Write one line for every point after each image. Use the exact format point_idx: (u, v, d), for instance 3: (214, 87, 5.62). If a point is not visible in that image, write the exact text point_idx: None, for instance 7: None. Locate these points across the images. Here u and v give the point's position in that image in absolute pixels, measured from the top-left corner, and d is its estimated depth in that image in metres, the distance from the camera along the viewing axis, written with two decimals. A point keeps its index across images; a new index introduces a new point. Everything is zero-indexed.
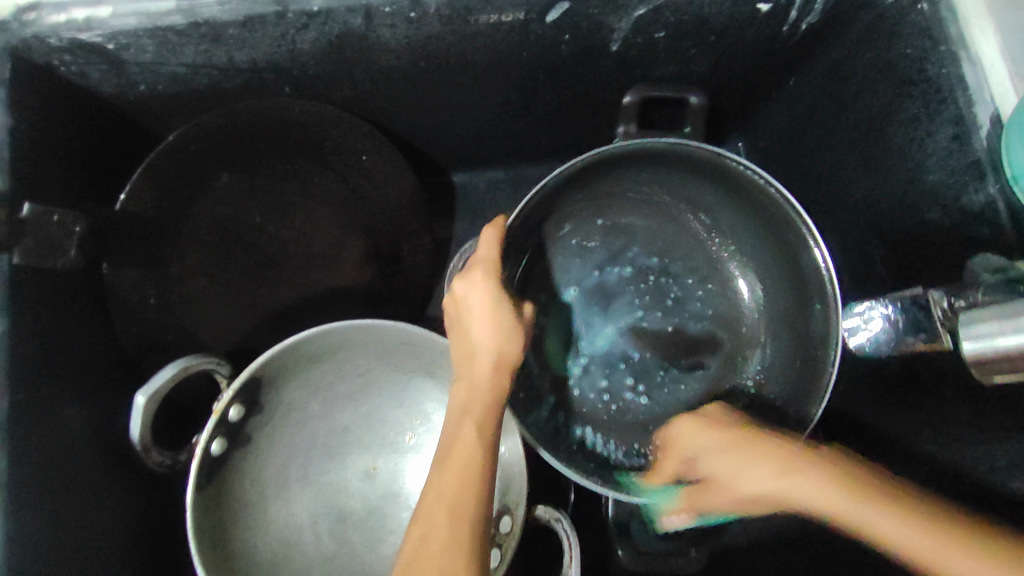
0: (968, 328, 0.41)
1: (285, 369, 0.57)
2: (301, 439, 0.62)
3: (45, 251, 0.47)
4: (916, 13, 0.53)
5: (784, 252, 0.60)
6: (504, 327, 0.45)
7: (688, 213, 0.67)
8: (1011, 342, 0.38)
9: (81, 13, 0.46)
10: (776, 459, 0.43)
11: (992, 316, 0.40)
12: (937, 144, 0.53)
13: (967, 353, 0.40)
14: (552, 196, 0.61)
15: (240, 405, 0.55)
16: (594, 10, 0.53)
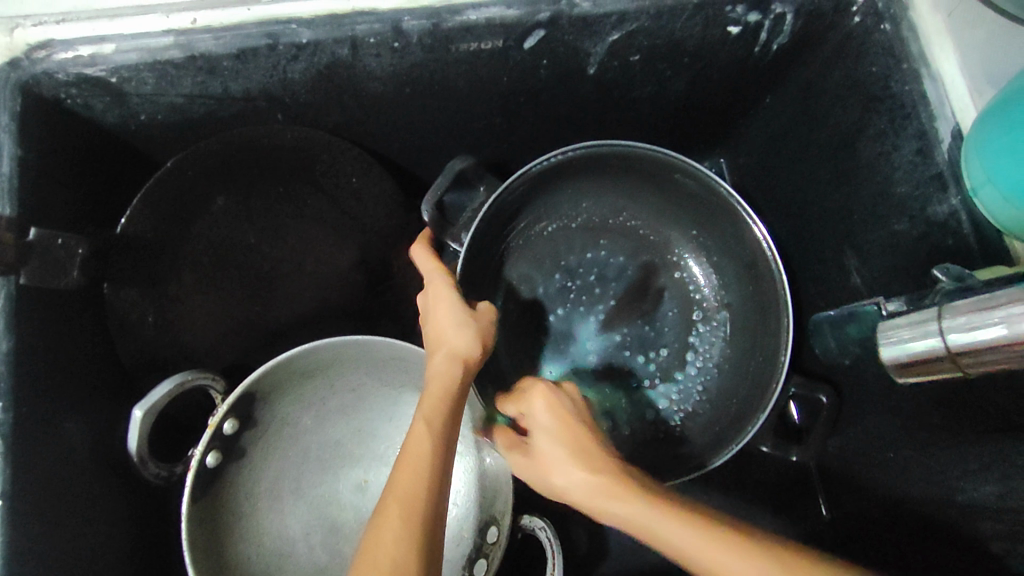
0: (889, 332, 0.44)
1: (281, 384, 0.59)
2: (294, 453, 0.64)
3: (49, 272, 0.49)
4: (879, 33, 0.55)
5: (738, 243, 0.65)
6: (456, 321, 0.50)
7: (627, 213, 0.70)
8: (918, 347, 0.42)
9: (86, 50, 0.49)
10: (596, 473, 0.41)
11: (904, 324, 0.43)
12: (903, 158, 0.55)
13: (886, 357, 0.44)
14: (503, 210, 0.64)
15: (234, 419, 0.57)
16: (569, 36, 0.56)
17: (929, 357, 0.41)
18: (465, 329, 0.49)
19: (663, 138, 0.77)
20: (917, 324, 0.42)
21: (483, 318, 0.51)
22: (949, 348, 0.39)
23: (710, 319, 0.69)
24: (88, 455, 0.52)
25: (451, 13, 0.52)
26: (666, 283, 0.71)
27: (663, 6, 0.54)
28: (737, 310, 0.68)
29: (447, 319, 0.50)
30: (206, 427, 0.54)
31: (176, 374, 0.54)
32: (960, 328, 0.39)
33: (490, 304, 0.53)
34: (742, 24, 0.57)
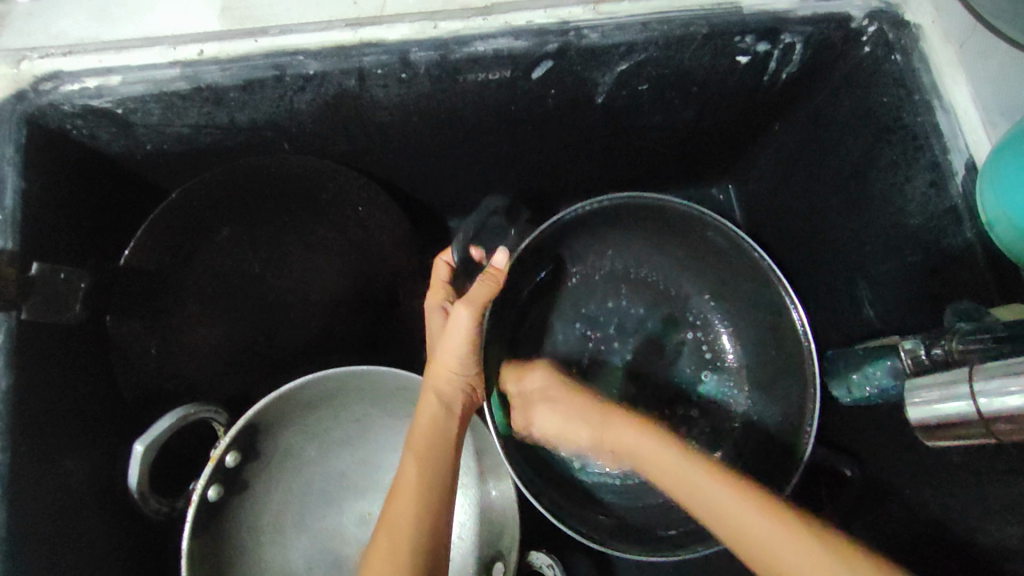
0: (913, 393, 0.42)
1: (284, 415, 0.58)
2: (296, 485, 0.63)
3: (51, 308, 0.49)
4: (890, 63, 0.55)
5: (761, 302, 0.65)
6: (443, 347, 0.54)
7: (651, 268, 0.71)
8: (948, 411, 0.39)
9: (92, 82, 0.49)
10: (716, 472, 0.46)
11: (932, 384, 0.41)
12: (916, 190, 0.55)
13: (913, 417, 0.42)
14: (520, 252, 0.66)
15: (237, 452, 0.56)
16: (577, 67, 0.55)
17: (960, 421, 0.39)
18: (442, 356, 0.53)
19: (671, 165, 0.76)
20: (946, 386, 0.40)
21: (455, 326, 0.53)
22: (980, 413, 0.38)
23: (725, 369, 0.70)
24: (88, 490, 0.51)
25: (458, 44, 0.51)
26: (678, 329, 0.71)
27: (673, 36, 0.54)
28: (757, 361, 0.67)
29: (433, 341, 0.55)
30: (208, 461, 0.53)
31: (179, 408, 0.53)
32: (993, 392, 0.37)
33: (463, 311, 0.52)
34: (752, 54, 0.57)
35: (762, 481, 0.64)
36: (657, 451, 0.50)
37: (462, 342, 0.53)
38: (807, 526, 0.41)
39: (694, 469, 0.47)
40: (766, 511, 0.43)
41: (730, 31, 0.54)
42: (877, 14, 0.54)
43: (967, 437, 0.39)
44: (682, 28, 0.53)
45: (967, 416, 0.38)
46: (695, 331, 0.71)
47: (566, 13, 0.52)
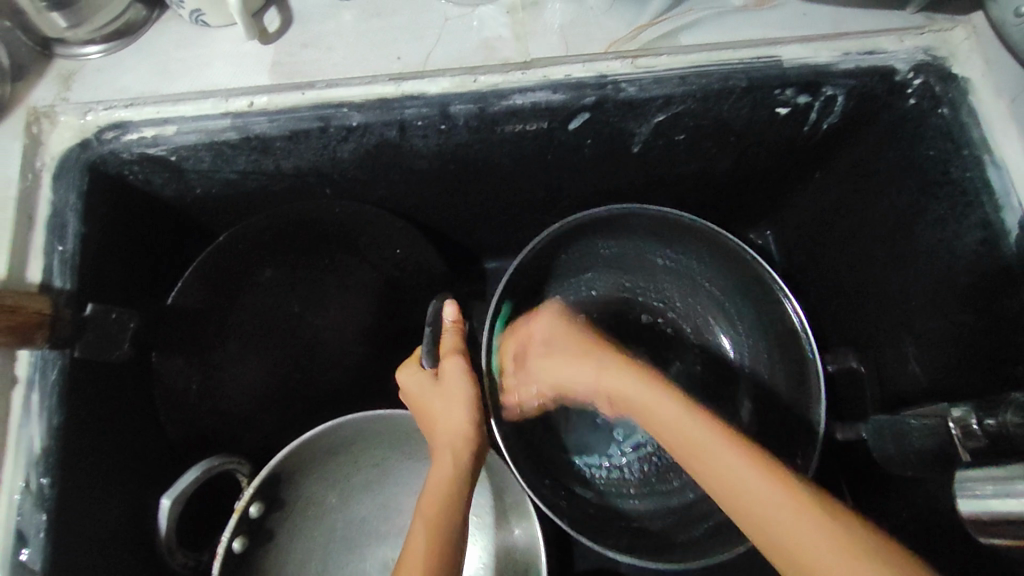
0: (964, 484, 0.41)
1: (305, 464, 0.60)
2: (320, 531, 0.64)
3: (102, 345, 0.50)
4: (937, 116, 0.53)
5: (770, 311, 0.66)
6: (445, 403, 0.54)
7: (654, 278, 0.72)
8: (1000, 509, 0.38)
9: (150, 131, 0.52)
10: (717, 433, 0.46)
11: (986, 479, 0.39)
12: (966, 246, 0.53)
13: (964, 511, 0.40)
14: (533, 261, 0.66)
15: (260, 503, 0.57)
16: (615, 118, 0.56)
17: (1012, 520, 0.37)
18: (449, 413, 0.53)
19: (706, 211, 0.75)
20: (1004, 484, 0.38)
21: (451, 382, 0.54)
22: None
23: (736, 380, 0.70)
24: (122, 525, 0.52)
25: (498, 97, 0.53)
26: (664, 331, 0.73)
27: (711, 89, 0.54)
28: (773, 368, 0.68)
29: (435, 403, 0.54)
30: (233, 511, 0.54)
31: (205, 459, 0.55)
32: None
33: (457, 362, 0.54)
34: (792, 105, 0.56)
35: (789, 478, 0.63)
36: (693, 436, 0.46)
37: (463, 395, 0.54)
38: (824, 505, 0.40)
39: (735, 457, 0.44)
40: (807, 514, 0.40)
41: (770, 83, 0.54)
42: (923, 66, 0.53)
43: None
44: (721, 82, 0.53)
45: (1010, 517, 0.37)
46: (697, 331, 0.72)
47: (604, 66, 0.53)
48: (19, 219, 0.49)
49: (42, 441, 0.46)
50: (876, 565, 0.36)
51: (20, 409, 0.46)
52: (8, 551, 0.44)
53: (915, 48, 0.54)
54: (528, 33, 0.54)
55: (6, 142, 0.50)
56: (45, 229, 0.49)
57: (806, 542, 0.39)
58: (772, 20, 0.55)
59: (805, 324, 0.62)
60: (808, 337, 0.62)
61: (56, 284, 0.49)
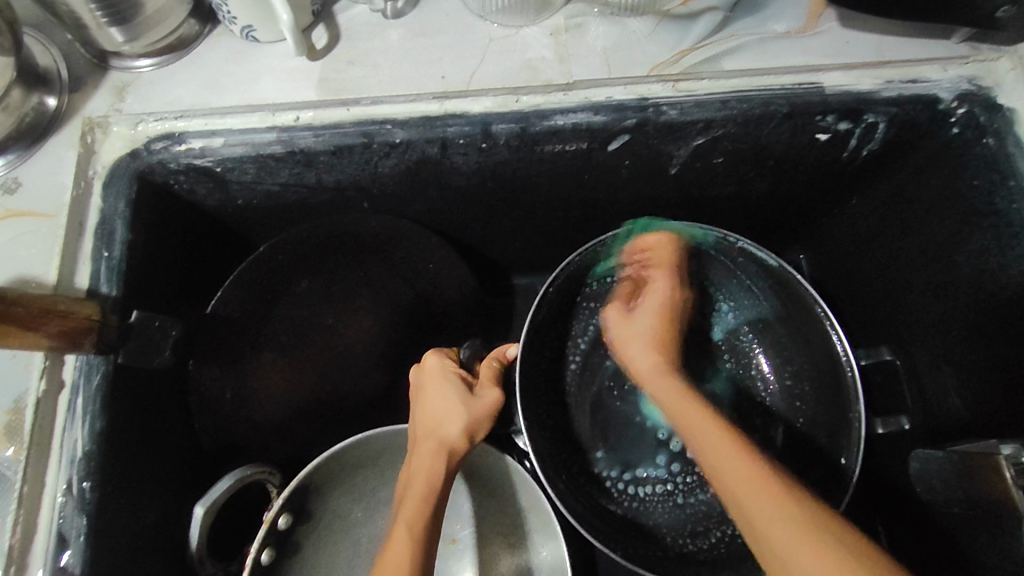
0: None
1: (332, 477, 0.61)
2: (344, 545, 0.64)
3: (144, 352, 0.50)
4: (981, 146, 0.53)
5: (812, 334, 0.65)
6: (449, 409, 0.53)
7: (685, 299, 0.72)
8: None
9: (198, 143, 0.53)
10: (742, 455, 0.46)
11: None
12: (1010, 278, 0.52)
13: None
14: (566, 280, 0.67)
15: (288, 514, 0.58)
16: (654, 141, 0.56)
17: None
18: (453, 418, 0.53)
19: (738, 233, 0.75)
20: None
21: (474, 400, 0.54)
22: None
23: (773, 398, 0.69)
24: (156, 530, 0.53)
25: (539, 117, 0.53)
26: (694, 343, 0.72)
27: (751, 114, 0.54)
28: (803, 390, 0.67)
29: (435, 407, 0.54)
30: (263, 522, 0.55)
31: (236, 469, 0.55)
32: None
33: (496, 390, 0.55)
34: (832, 131, 0.56)
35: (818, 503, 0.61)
36: (716, 449, 0.47)
37: (467, 409, 0.53)
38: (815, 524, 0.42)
39: (725, 449, 0.47)
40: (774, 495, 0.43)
41: (812, 110, 0.54)
42: (967, 96, 0.53)
43: None
44: (762, 107, 0.54)
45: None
46: (733, 358, 0.71)
47: (645, 89, 0.53)
48: (71, 227, 0.50)
49: (85, 444, 0.47)
50: (780, 509, 0.43)
51: (64, 412, 0.47)
52: (49, 555, 0.44)
53: (959, 77, 0.54)
54: (571, 54, 0.54)
55: (61, 152, 0.52)
56: (94, 236, 0.51)
57: (761, 506, 0.43)
58: (815, 46, 0.55)
59: (849, 352, 0.61)
60: (851, 365, 0.61)
61: (103, 291, 0.50)
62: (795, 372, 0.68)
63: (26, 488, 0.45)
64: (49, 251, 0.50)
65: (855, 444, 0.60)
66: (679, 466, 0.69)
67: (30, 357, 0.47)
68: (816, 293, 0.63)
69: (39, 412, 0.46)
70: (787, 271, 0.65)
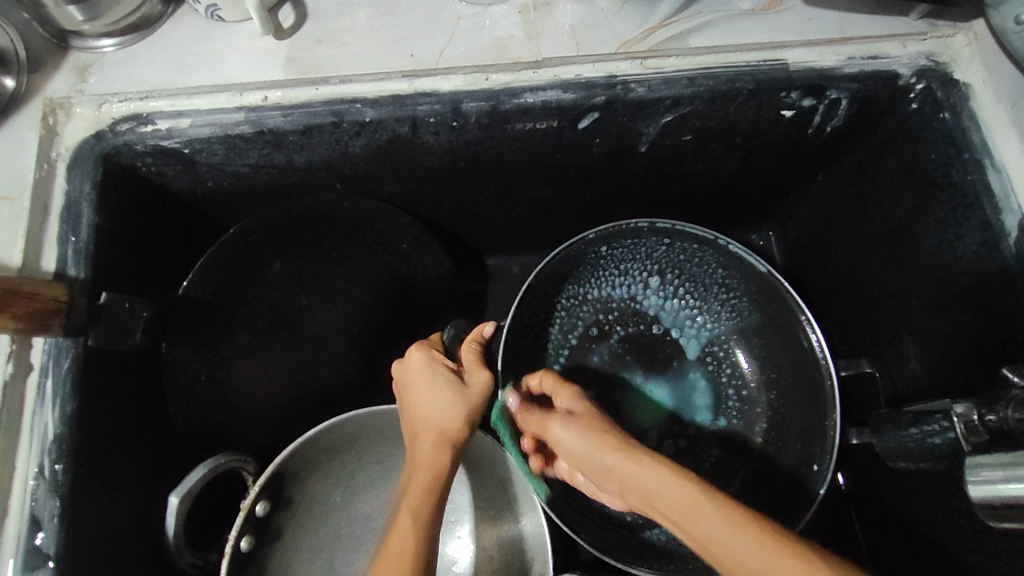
0: (972, 471, 0.41)
1: (310, 464, 0.61)
2: (325, 528, 0.65)
3: (114, 334, 0.50)
4: (938, 120, 0.55)
5: (789, 339, 0.67)
6: (445, 400, 0.54)
7: (671, 298, 0.73)
8: (1014, 491, 0.39)
9: (165, 124, 0.52)
10: (674, 484, 0.41)
11: (993, 464, 0.40)
12: (965, 248, 0.54)
13: (975, 497, 0.41)
14: (551, 271, 0.69)
15: (266, 501, 0.57)
16: (623, 118, 0.57)
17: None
18: (451, 409, 0.54)
19: (708, 212, 0.76)
20: (1013, 468, 0.39)
21: (471, 389, 0.55)
22: None
23: (749, 392, 0.71)
24: (133, 514, 0.53)
25: (509, 95, 0.54)
26: (675, 343, 0.73)
27: (718, 91, 0.55)
28: (778, 379, 0.69)
29: (430, 396, 0.55)
30: (241, 509, 0.55)
31: (210, 457, 0.55)
32: None
33: (485, 374, 0.56)
34: (796, 108, 0.57)
35: (801, 491, 0.64)
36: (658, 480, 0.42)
37: (463, 398, 0.54)
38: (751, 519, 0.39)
39: (650, 482, 0.42)
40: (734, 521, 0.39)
41: (776, 86, 0.55)
42: (925, 72, 0.55)
43: None
44: (728, 84, 0.55)
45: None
46: (716, 357, 0.73)
47: (614, 67, 0.54)
48: (35, 209, 0.49)
49: (55, 428, 0.46)
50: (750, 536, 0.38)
51: (33, 396, 0.46)
52: (23, 537, 0.44)
53: (917, 53, 0.55)
54: (539, 32, 0.54)
55: (23, 133, 0.51)
56: (59, 219, 0.50)
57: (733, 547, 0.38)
58: (779, 23, 0.56)
59: (825, 348, 0.63)
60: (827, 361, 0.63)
61: (70, 273, 0.49)
62: (769, 365, 0.70)
63: None
64: (13, 233, 0.49)
65: (829, 447, 0.62)
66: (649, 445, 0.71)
67: None
68: (794, 291, 0.64)
69: (7, 395, 0.46)
70: (759, 267, 0.66)
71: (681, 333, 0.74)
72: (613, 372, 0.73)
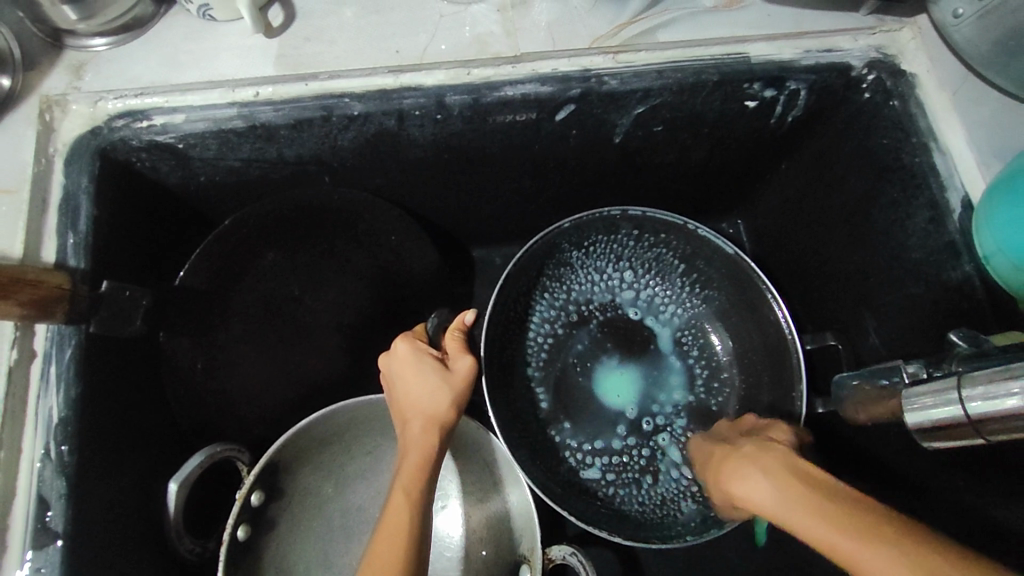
0: (911, 399, 0.46)
1: (301, 455, 0.63)
2: (318, 521, 0.67)
3: (116, 322, 0.52)
4: (888, 108, 0.59)
5: (756, 319, 0.71)
6: (433, 385, 0.56)
7: (644, 286, 0.77)
8: (942, 415, 0.43)
9: (160, 119, 0.55)
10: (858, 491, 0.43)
11: (925, 391, 0.45)
12: (916, 225, 0.58)
13: (911, 422, 0.46)
14: (531, 263, 0.72)
15: (260, 491, 0.59)
16: (597, 110, 0.60)
17: (952, 424, 0.43)
18: (439, 394, 0.56)
19: (681, 202, 0.80)
20: (938, 393, 0.44)
21: (456, 377, 0.58)
22: (969, 415, 0.41)
23: (720, 373, 0.75)
24: (135, 498, 0.54)
25: (490, 89, 0.57)
26: (651, 327, 0.77)
27: (686, 83, 0.59)
28: (749, 358, 0.73)
29: (419, 382, 0.57)
30: (236, 499, 0.57)
31: (207, 446, 0.57)
32: (980, 396, 0.41)
33: (469, 359, 0.59)
34: (759, 99, 0.61)
35: None
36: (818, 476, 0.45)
37: (450, 384, 0.57)
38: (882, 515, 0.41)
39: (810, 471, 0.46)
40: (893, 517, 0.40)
41: (739, 78, 0.59)
42: (876, 64, 0.59)
43: (961, 438, 0.43)
44: (695, 76, 0.58)
45: (1001, 413, 0.40)
46: (689, 340, 0.77)
47: (588, 62, 0.57)
48: (35, 203, 0.51)
49: (61, 411, 0.48)
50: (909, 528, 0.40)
51: (38, 381, 0.48)
52: (31, 517, 0.46)
53: (868, 46, 0.59)
54: (517, 29, 0.58)
55: (21, 131, 0.53)
56: (59, 212, 0.52)
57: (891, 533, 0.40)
58: (741, 19, 0.59)
59: (792, 326, 0.66)
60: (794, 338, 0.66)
61: (71, 263, 0.51)
62: (741, 345, 0.73)
63: (3, 455, 0.47)
64: (14, 227, 0.51)
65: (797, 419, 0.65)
66: (630, 426, 0.74)
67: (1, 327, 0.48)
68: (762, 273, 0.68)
69: (12, 381, 0.48)
70: (729, 250, 0.70)
71: (657, 316, 0.77)
72: (593, 356, 0.77)
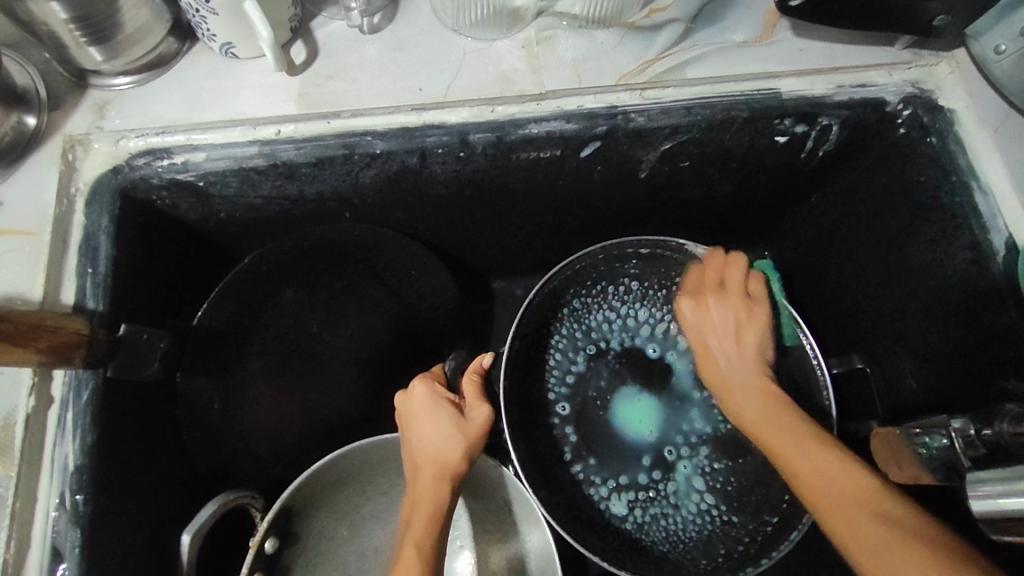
0: (973, 484, 0.42)
1: (315, 497, 0.61)
2: (333, 565, 0.65)
3: (133, 365, 0.52)
4: (925, 145, 0.57)
5: (779, 349, 0.68)
6: (446, 433, 0.55)
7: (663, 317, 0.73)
8: (1010, 505, 0.40)
9: (180, 157, 0.54)
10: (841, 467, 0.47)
11: (992, 477, 0.41)
12: (955, 267, 0.56)
13: (975, 510, 0.42)
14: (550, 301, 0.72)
15: (275, 538, 0.59)
16: (624, 146, 0.59)
17: None
18: (453, 443, 0.55)
19: (706, 233, 0.78)
20: (1011, 482, 0.40)
21: (471, 424, 0.56)
22: None
23: None
24: (147, 544, 0.53)
25: (515, 127, 0.56)
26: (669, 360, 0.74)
27: (715, 119, 0.57)
28: None
29: (432, 429, 0.56)
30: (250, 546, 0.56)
31: (221, 493, 0.55)
32: None
33: (486, 409, 0.57)
34: (790, 134, 0.60)
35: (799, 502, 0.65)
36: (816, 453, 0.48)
37: (464, 433, 0.56)
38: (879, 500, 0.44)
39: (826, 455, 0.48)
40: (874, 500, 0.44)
41: (770, 114, 0.57)
42: (912, 99, 0.57)
43: None
44: (724, 113, 0.57)
45: None
46: None
47: (614, 98, 0.56)
48: (55, 244, 0.51)
49: (76, 459, 0.47)
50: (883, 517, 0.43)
51: (54, 427, 0.47)
52: (44, 569, 0.45)
53: (904, 81, 0.58)
54: (543, 66, 0.57)
55: (43, 170, 0.52)
56: (78, 253, 0.51)
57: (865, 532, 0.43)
58: (771, 54, 0.58)
59: (818, 355, 0.64)
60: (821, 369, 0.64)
61: (89, 306, 0.50)
62: None
63: (17, 503, 0.46)
64: (34, 268, 0.50)
65: None
66: (655, 458, 0.71)
67: (18, 374, 0.47)
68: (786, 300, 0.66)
69: (28, 427, 0.47)
70: None
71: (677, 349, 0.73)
72: (610, 385, 0.73)
